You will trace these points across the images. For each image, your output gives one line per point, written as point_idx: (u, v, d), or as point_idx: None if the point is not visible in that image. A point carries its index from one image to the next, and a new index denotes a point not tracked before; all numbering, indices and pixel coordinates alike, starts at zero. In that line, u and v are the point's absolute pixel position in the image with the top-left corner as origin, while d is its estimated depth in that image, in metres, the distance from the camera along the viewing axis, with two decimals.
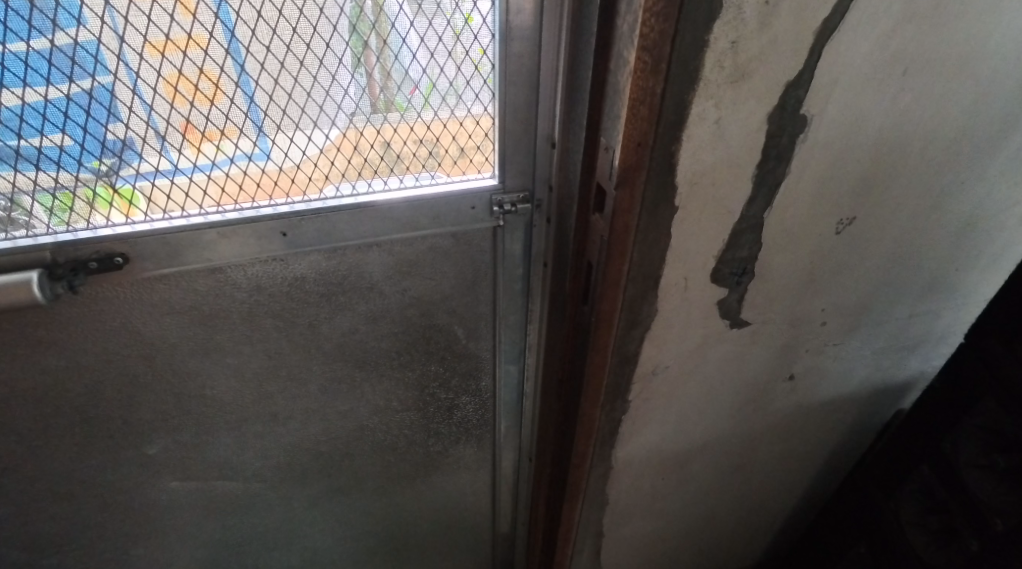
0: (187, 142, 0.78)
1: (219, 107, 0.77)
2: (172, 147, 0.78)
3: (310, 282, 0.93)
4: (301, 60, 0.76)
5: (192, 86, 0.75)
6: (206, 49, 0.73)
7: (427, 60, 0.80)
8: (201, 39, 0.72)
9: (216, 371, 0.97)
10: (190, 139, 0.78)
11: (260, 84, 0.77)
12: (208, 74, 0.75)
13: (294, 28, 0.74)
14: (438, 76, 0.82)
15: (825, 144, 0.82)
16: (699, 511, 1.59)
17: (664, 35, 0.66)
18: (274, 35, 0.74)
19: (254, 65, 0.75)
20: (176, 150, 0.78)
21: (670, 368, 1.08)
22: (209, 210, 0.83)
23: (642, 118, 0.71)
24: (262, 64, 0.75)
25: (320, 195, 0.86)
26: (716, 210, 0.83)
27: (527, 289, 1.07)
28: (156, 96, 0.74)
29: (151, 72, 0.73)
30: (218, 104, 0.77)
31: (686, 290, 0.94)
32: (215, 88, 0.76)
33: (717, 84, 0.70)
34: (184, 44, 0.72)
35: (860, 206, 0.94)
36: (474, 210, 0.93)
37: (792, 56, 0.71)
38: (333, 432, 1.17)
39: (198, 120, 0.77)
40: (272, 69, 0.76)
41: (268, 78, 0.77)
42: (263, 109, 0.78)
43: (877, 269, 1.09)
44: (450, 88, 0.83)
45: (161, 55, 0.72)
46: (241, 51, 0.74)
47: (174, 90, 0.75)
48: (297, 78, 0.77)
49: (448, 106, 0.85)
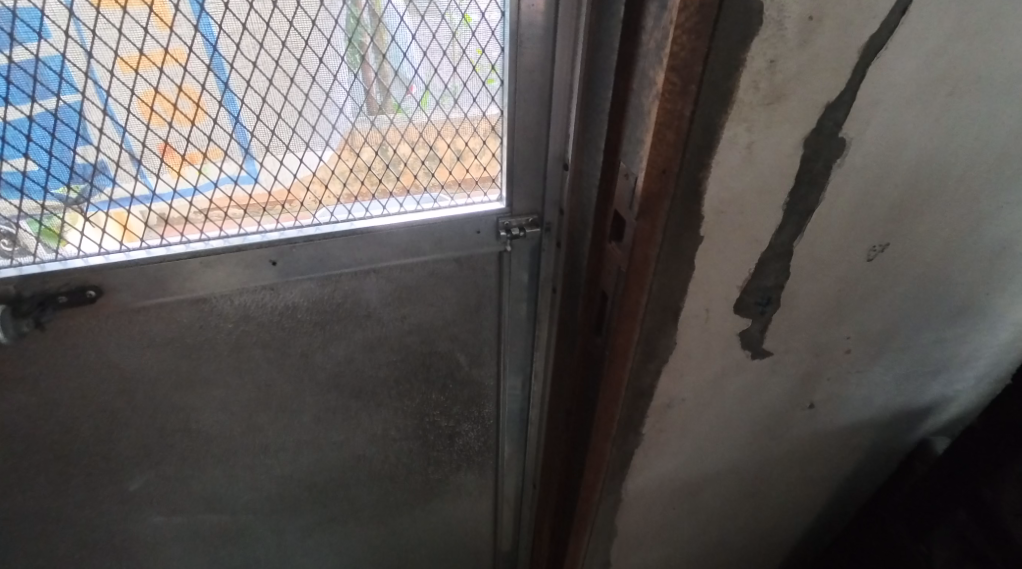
0: (166, 166, 0.71)
1: (201, 128, 0.70)
2: (149, 171, 0.71)
3: (303, 311, 0.86)
4: (292, 77, 0.70)
5: (171, 105, 0.68)
6: (184, 64, 0.66)
7: (429, 74, 0.74)
8: (179, 54, 0.66)
9: (202, 405, 0.91)
10: (170, 162, 0.71)
11: (247, 102, 0.70)
12: (188, 91, 0.68)
13: (283, 42, 0.68)
14: (433, 85, 0.75)
15: (862, 169, 0.76)
16: (709, 537, 1.54)
17: (695, 53, 0.57)
18: (261, 49, 0.68)
19: (239, 82, 0.69)
20: (154, 174, 0.71)
21: (686, 400, 1.02)
22: (191, 238, 0.76)
23: (669, 142, 0.63)
24: (249, 81, 0.69)
25: (312, 221, 0.79)
26: (742, 238, 0.77)
27: (534, 313, 1.01)
28: (131, 117, 0.68)
29: (124, 91, 0.66)
30: (199, 125, 0.70)
31: (707, 320, 0.87)
32: (196, 106, 0.69)
33: (750, 107, 0.62)
34: (160, 59, 0.65)
35: (895, 232, 0.88)
36: (479, 235, 0.86)
37: (834, 76, 0.63)
38: (329, 461, 1.12)
39: (177, 142, 0.70)
40: (260, 87, 0.69)
41: (255, 97, 0.70)
42: (250, 129, 0.72)
43: (905, 294, 1.03)
44: (445, 91, 0.75)
45: (135, 71, 0.65)
46: (224, 67, 0.67)
47: (150, 110, 0.68)
48: (288, 96, 0.71)
49: (444, 111, 0.77)
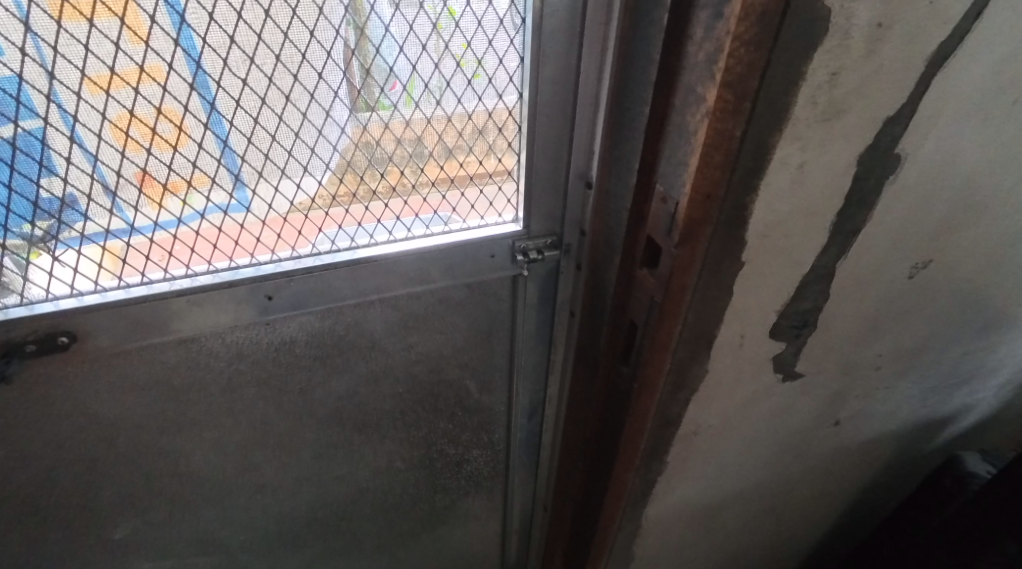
0: (145, 197, 0.63)
1: (184, 153, 0.62)
2: (126, 204, 0.63)
3: (302, 345, 0.79)
4: (288, 94, 0.62)
5: (148, 128, 0.60)
6: (163, 83, 0.58)
7: (425, 67, 0.65)
8: (157, 72, 0.58)
9: (193, 448, 0.84)
10: (149, 192, 0.63)
11: (236, 124, 0.62)
12: (169, 113, 0.60)
13: (277, 56, 0.60)
14: (424, 73, 0.65)
15: (914, 186, 0.69)
16: (723, 553, 1.49)
17: (752, 67, 0.50)
18: (252, 65, 0.60)
19: (228, 102, 0.61)
20: (132, 206, 0.64)
21: (712, 425, 0.96)
22: (176, 275, 0.68)
23: (716, 165, 0.56)
24: (238, 100, 0.61)
25: (311, 250, 0.72)
26: (784, 262, 0.70)
27: (550, 336, 0.94)
28: (102, 143, 0.60)
29: (94, 114, 0.58)
30: (183, 150, 0.62)
31: (740, 346, 0.81)
32: (178, 130, 0.61)
33: (806, 124, 0.55)
34: (135, 77, 0.58)
35: (939, 248, 0.82)
36: (493, 259, 0.80)
37: (897, 87, 0.56)
38: (331, 496, 1.05)
39: (158, 170, 0.62)
40: (251, 107, 0.62)
41: (246, 117, 0.62)
42: (241, 153, 0.64)
43: (941, 310, 0.98)
44: (440, 82, 0.66)
45: (105, 92, 0.58)
46: (210, 86, 0.60)
47: (125, 135, 0.60)
48: (283, 116, 0.63)
49: (441, 105, 0.68)
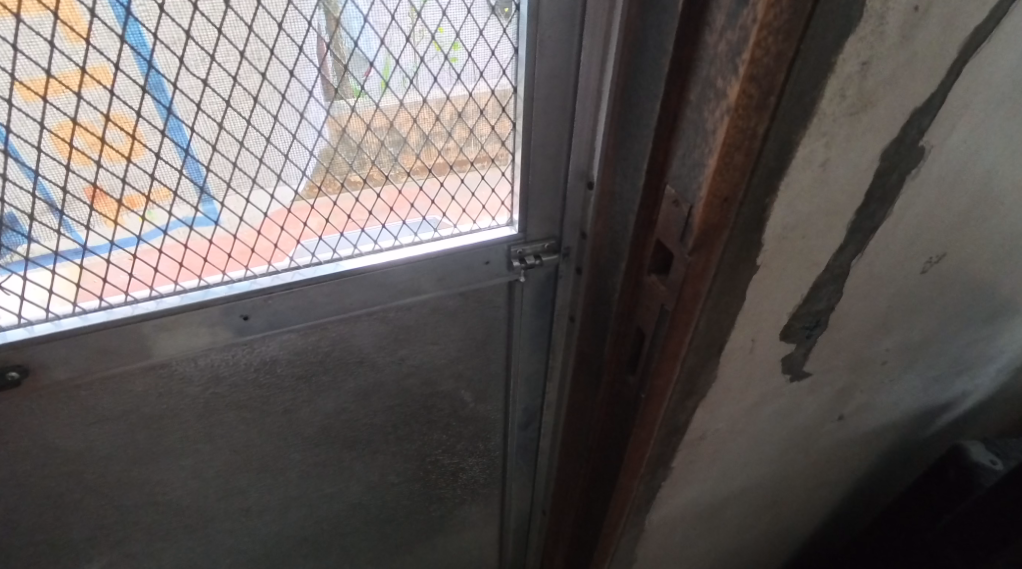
0: (98, 214, 0.57)
1: (140, 164, 0.56)
2: (77, 222, 0.57)
3: (283, 364, 0.74)
4: (255, 95, 0.56)
5: (96, 138, 0.54)
6: (111, 86, 0.52)
7: (410, 61, 0.59)
8: (103, 74, 0.51)
9: (170, 476, 0.79)
10: (102, 209, 0.57)
11: (198, 130, 0.56)
12: (119, 119, 0.54)
13: (242, 52, 0.54)
14: (400, 56, 0.58)
15: (937, 180, 0.65)
16: (723, 548, 1.47)
17: (780, 59, 0.45)
18: (213, 63, 0.53)
19: (187, 105, 0.55)
20: (84, 225, 0.57)
21: (719, 429, 0.92)
22: (139, 297, 0.62)
23: (736, 166, 0.51)
24: (199, 104, 0.55)
25: (290, 265, 0.66)
26: (801, 263, 0.66)
27: (549, 341, 0.90)
28: (44, 156, 0.53)
29: (31, 124, 0.52)
30: (137, 160, 0.56)
31: (751, 350, 0.77)
32: (132, 139, 0.55)
33: (832, 118, 0.51)
34: (76, 81, 0.51)
35: (955, 242, 0.78)
36: (488, 266, 0.75)
37: (929, 76, 0.52)
38: (321, 514, 1.00)
39: (110, 185, 0.56)
40: (213, 110, 0.56)
41: (209, 122, 0.56)
42: (205, 162, 0.58)
43: (951, 302, 0.94)
44: (418, 66, 0.60)
45: (42, 98, 0.51)
46: (166, 87, 0.53)
47: (69, 147, 0.54)
48: (251, 120, 0.57)
49: (419, 90, 0.61)
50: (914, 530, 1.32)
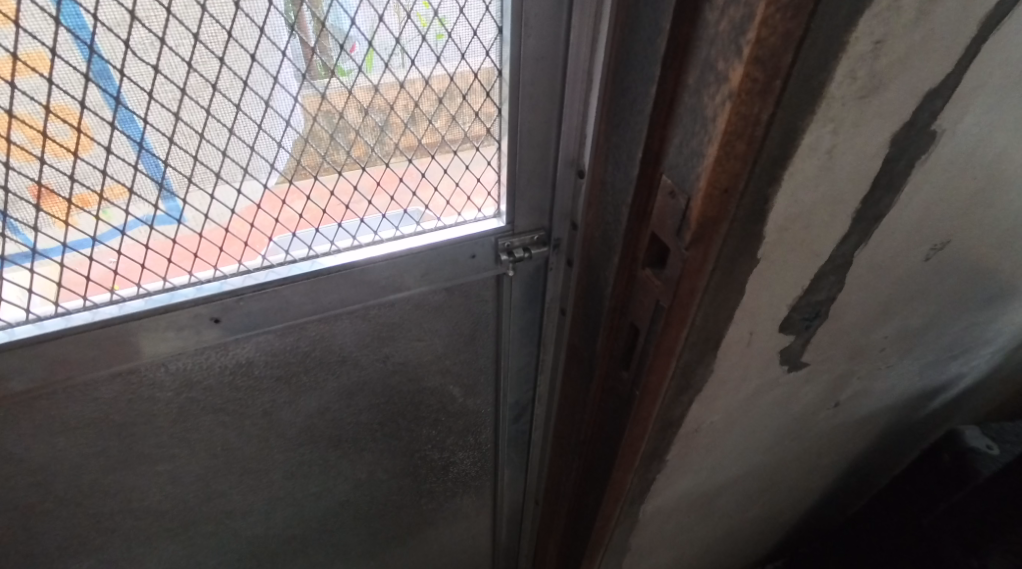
0: (47, 214, 0.53)
1: (89, 160, 0.52)
2: (24, 223, 0.53)
3: (261, 366, 0.71)
4: (214, 82, 0.52)
5: (38, 132, 0.49)
6: (49, 74, 0.47)
7: (385, 43, 0.55)
8: (38, 60, 0.47)
9: (146, 482, 0.76)
10: (52, 209, 0.53)
11: (152, 122, 0.52)
12: (61, 111, 0.49)
13: (196, 34, 0.49)
14: (374, 37, 0.54)
15: (946, 166, 0.61)
16: (718, 533, 1.46)
17: (787, 39, 0.41)
18: (165, 47, 0.49)
19: (138, 95, 0.50)
20: (32, 226, 0.53)
21: (715, 421, 0.89)
22: (99, 302, 0.58)
23: (737, 155, 0.47)
24: (151, 93, 0.50)
25: (262, 263, 0.63)
26: (803, 254, 0.63)
27: (539, 334, 0.87)
28: None
29: None
30: (86, 156, 0.52)
31: (749, 343, 0.74)
32: (78, 133, 0.50)
33: (840, 103, 0.47)
34: (9, 69, 0.46)
35: (960, 228, 0.75)
36: (474, 259, 0.71)
37: (944, 56, 0.48)
38: (308, 514, 0.97)
39: (57, 182, 0.52)
40: (167, 99, 0.51)
41: (164, 113, 0.52)
42: (163, 157, 0.54)
43: (952, 288, 0.91)
44: (393, 47, 0.55)
45: None
46: (112, 75, 0.49)
47: (8, 142, 0.49)
48: (211, 109, 0.53)
49: (395, 74, 0.57)
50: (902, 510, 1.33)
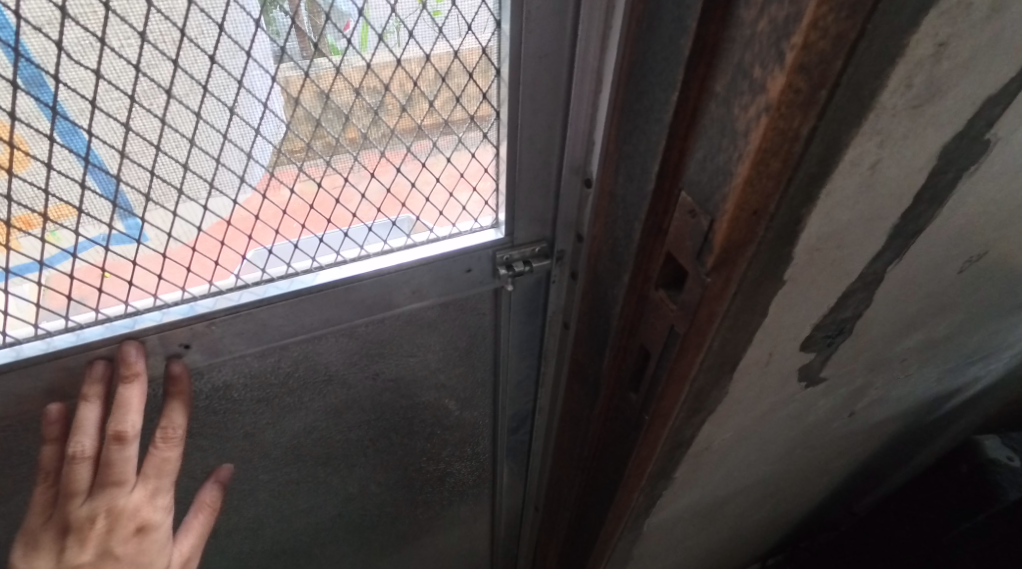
0: None
1: (28, 177, 0.46)
2: None
3: (240, 389, 0.65)
4: (168, 87, 0.46)
5: None
6: None
7: (366, 40, 0.48)
8: None
9: None
10: None
11: (97, 133, 0.46)
12: None
13: (141, 32, 0.43)
14: (354, 34, 0.48)
15: (994, 176, 0.55)
16: (724, 536, 1.41)
17: (839, 43, 0.35)
18: (106, 48, 0.43)
19: (78, 103, 0.44)
20: None
21: (727, 438, 0.84)
22: (53, 329, 0.53)
23: (770, 174, 0.41)
24: (95, 100, 0.44)
25: (236, 283, 0.57)
26: (833, 273, 0.56)
27: (540, 345, 0.81)
28: None
29: None
30: (23, 173, 0.46)
31: (768, 362, 0.68)
32: (11, 148, 0.44)
33: (891, 113, 0.41)
34: None
35: (1000, 238, 0.69)
36: (469, 273, 0.66)
37: (1011, 58, 0.42)
38: (297, 529, 0.92)
39: None
40: (114, 107, 0.45)
41: (110, 123, 0.46)
42: (113, 171, 0.48)
43: (982, 297, 0.85)
44: (377, 44, 0.49)
45: None
46: (45, 81, 0.43)
47: None
48: (166, 118, 0.47)
49: (379, 74, 0.51)
50: (916, 508, 1.31)
